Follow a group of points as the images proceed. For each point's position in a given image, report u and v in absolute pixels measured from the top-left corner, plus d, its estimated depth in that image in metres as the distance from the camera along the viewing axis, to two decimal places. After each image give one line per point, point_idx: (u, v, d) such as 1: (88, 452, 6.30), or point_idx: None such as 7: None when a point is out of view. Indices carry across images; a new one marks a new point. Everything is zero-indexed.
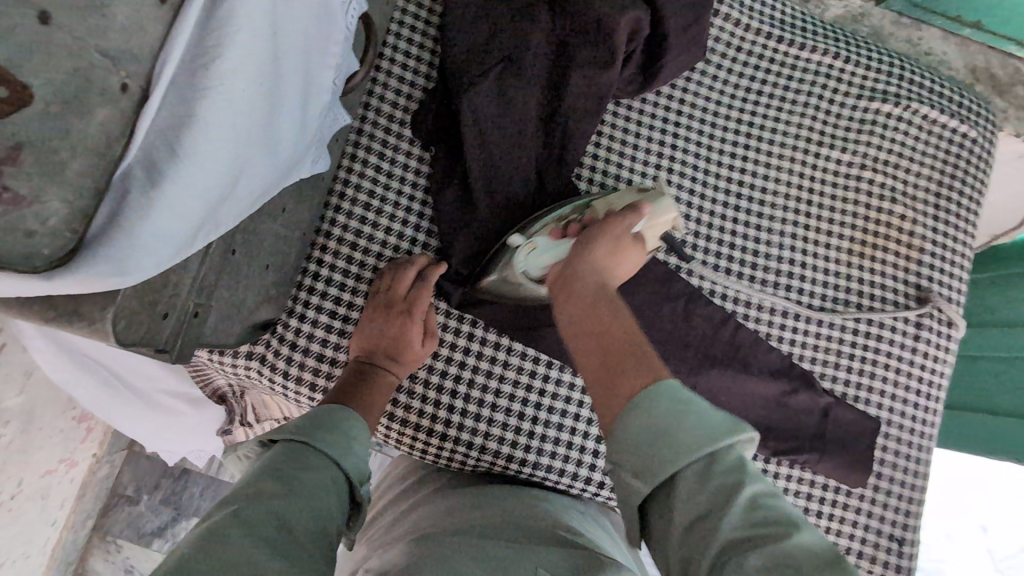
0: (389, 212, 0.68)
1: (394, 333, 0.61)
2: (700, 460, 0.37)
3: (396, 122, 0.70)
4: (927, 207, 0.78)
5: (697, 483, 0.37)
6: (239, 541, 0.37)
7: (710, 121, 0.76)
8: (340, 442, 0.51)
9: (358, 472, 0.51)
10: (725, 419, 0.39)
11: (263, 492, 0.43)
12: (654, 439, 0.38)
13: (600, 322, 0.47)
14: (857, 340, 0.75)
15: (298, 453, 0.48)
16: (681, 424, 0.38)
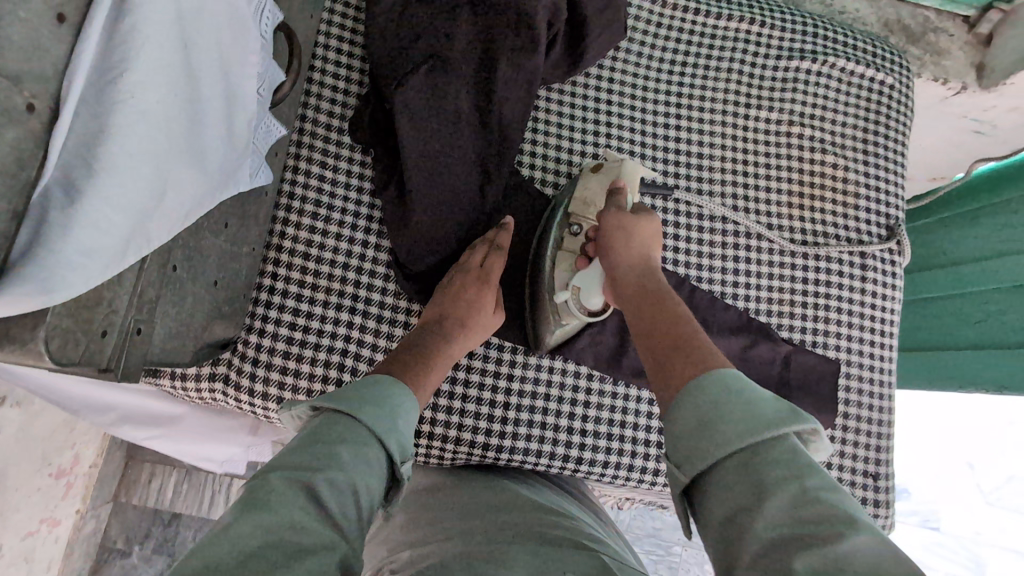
0: (338, 218, 0.69)
1: (478, 304, 0.66)
2: (739, 454, 0.41)
3: (335, 131, 0.71)
4: (856, 154, 0.82)
5: (739, 471, 0.41)
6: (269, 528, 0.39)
7: (640, 97, 0.78)
8: (386, 418, 0.51)
9: (399, 451, 0.51)
10: (777, 410, 0.43)
11: (303, 475, 0.44)
12: (703, 430, 0.43)
13: (658, 318, 0.54)
14: (808, 288, 0.77)
15: (342, 427, 0.49)
16: (730, 414, 0.43)
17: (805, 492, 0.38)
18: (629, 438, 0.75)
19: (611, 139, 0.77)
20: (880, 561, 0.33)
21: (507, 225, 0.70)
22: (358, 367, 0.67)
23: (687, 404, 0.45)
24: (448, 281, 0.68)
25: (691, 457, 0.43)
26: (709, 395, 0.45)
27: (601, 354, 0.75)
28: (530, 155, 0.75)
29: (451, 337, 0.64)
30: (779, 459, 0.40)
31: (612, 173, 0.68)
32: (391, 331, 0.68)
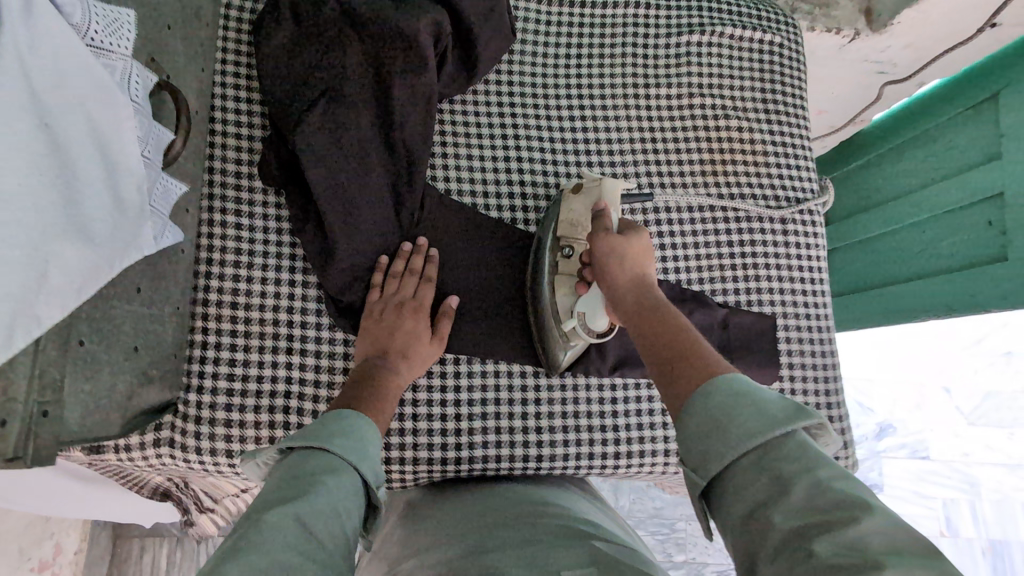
0: (261, 262, 0.69)
1: (411, 327, 0.67)
2: (750, 452, 0.44)
3: (246, 177, 0.71)
4: (757, 114, 0.85)
5: (752, 468, 0.43)
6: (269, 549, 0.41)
7: (543, 94, 0.81)
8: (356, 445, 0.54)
9: (375, 475, 0.54)
10: (785, 407, 0.45)
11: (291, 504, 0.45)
12: (716, 429, 0.46)
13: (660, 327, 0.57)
14: (734, 250, 0.80)
15: (315, 460, 0.51)
16: (741, 412, 0.45)
17: (820, 481, 0.40)
18: (586, 426, 0.75)
19: (520, 140, 0.79)
20: (898, 540, 0.35)
21: (422, 245, 0.71)
22: (304, 407, 0.67)
23: (697, 404, 0.48)
24: (381, 307, 0.68)
25: (703, 462, 0.45)
26: (721, 393, 0.47)
27: (588, 354, 0.76)
28: (444, 169, 0.76)
29: (397, 367, 0.65)
30: (793, 453, 0.42)
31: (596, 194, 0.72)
32: (332, 365, 0.68)
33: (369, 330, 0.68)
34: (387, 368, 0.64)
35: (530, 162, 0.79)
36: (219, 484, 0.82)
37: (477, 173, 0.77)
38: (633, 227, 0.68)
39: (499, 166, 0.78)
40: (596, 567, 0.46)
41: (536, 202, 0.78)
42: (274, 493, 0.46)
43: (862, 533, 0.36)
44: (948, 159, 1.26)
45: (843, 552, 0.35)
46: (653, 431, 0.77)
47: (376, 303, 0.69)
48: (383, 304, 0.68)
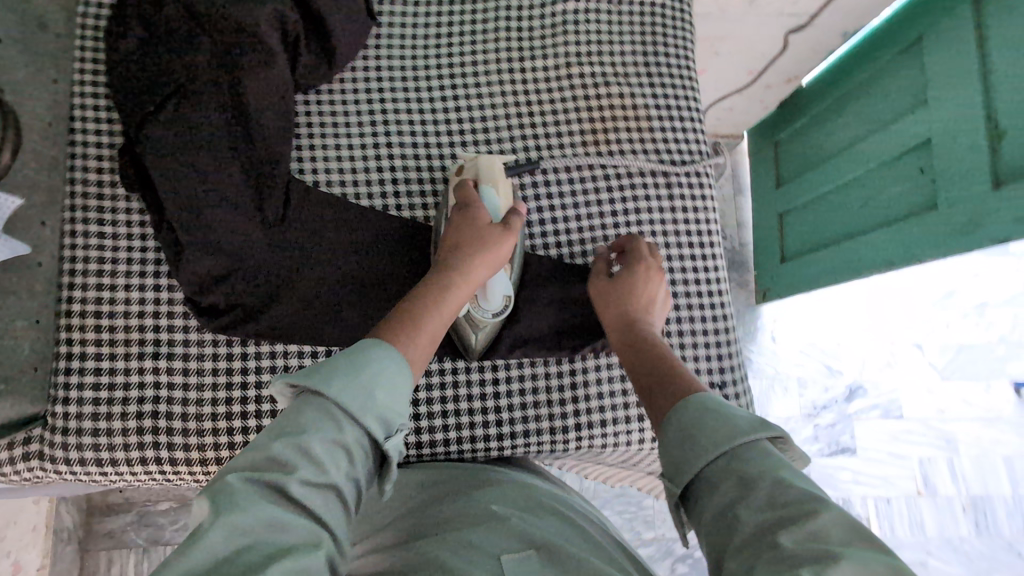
0: (125, 269, 0.69)
1: (465, 238, 0.67)
2: (722, 457, 0.50)
3: (107, 185, 0.70)
4: (639, 78, 0.83)
5: (723, 472, 0.49)
6: (236, 531, 0.42)
7: (413, 76, 0.79)
8: (358, 390, 0.52)
9: (381, 425, 0.52)
10: (752, 419, 0.52)
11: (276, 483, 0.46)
12: (688, 437, 0.52)
13: (648, 357, 0.64)
14: (618, 223, 0.79)
15: (314, 407, 0.50)
16: (708, 418, 0.53)
17: (779, 481, 0.46)
18: (469, 409, 0.73)
19: (389, 124, 0.77)
20: (849, 531, 0.42)
21: (468, 184, 0.72)
22: (173, 410, 0.67)
23: (675, 415, 0.55)
24: (473, 212, 0.69)
25: (679, 466, 0.51)
26: (690, 411, 0.54)
27: (499, 340, 0.75)
28: (311, 160, 0.75)
29: (447, 287, 0.64)
30: (756, 458, 0.49)
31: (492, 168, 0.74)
32: (200, 367, 0.68)
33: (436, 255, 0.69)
34: (443, 286, 0.64)
35: (400, 146, 0.77)
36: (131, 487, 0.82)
37: (345, 162, 0.75)
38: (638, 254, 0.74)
39: (368, 152, 0.76)
40: (535, 549, 0.53)
41: (409, 186, 0.76)
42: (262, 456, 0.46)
43: (818, 528, 0.42)
44: (876, 112, 1.25)
45: (800, 541, 0.42)
46: (537, 412, 0.74)
47: (478, 207, 0.70)
48: (455, 223, 0.69)
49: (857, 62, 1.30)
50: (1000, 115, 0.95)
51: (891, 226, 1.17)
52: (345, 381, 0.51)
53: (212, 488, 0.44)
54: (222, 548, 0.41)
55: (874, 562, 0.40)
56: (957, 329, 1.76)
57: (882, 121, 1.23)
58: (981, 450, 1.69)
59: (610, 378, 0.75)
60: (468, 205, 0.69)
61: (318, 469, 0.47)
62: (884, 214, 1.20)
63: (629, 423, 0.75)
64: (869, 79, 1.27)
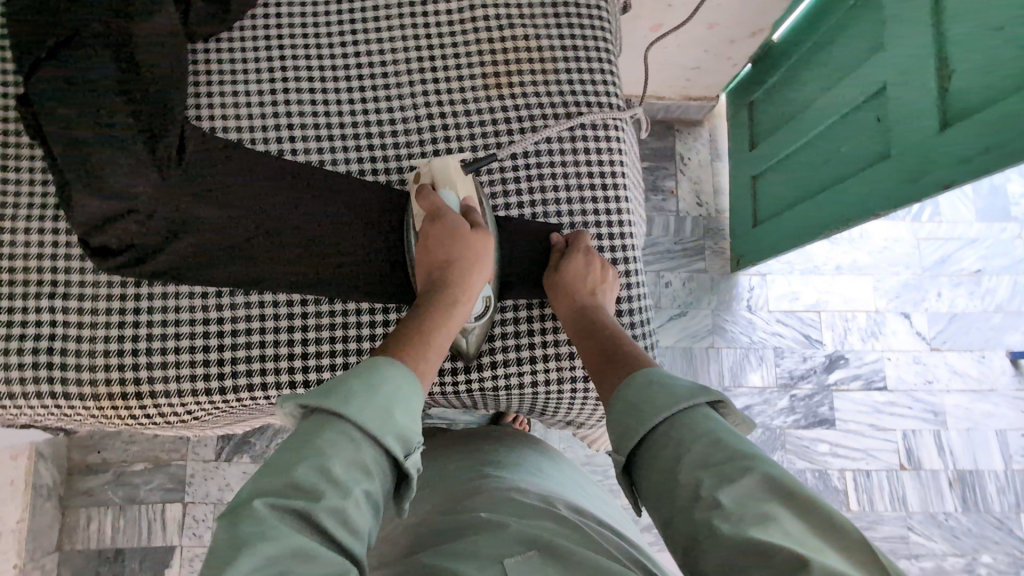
0: (25, 215, 0.70)
1: (456, 249, 0.68)
2: (666, 421, 0.54)
3: (10, 134, 0.72)
4: (547, 19, 0.81)
5: (665, 439, 0.53)
6: (247, 569, 0.41)
7: (313, 23, 0.79)
8: (375, 413, 0.52)
9: (400, 442, 0.53)
10: (693, 385, 0.57)
11: (292, 503, 0.46)
12: (633, 411, 0.56)
13: (608, 345, 0.67)
14: (517, 166, 0.78)
15: (333, 426, 0.51)
16: (656, 390, 0.57)
17: (713, 440, 0.51)
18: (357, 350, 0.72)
19: (287, 71, 0.77)
20: (773, 484, 0.47)
21: (429, 194, 0.71)
22: (67, 347, 0.68)
23: (629, 385, 0.59)
24: (449, 224, 0.69)
25: (623, 435, 0.56)
26: (637, 382, 0.59)
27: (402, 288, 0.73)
28: (208, 108, 0.76)
29: (444, 301, 0.66)
30: (696, 423, 0.53)
31: (448, 166, 0.73)
32: (93, 306, 0.69)
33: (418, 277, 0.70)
34: (443, 301, 0.66)
35: (297, 92, 0.77)
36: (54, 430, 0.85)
37: (241, 108, 0.76)
38: (581, 238, 0.75)
39: (264, 98, 0.76)
40: (537, 550, 0.55)
41: (304, 132, 0.76)
42: (285, 484, 0.47)
43: (748, 483, 0.48)
44: (840, 61, 1.19)
45: (739, 501, 0.47)
46: None
47: (452, 215, 0.70)
48: (432, 240, 0.69)
49: (823, 10, 1.24)
50: (950, 54, 0.90)
51: (851, 182, 1.11)
52: (367, 399, 0.52)
53: (241, 515, 0.45)
54: (248, 573, 0.41)
55: (798, 515, 0.46)
56: (949, 298, 1.67)
57: (845, 71, 1.17)
58: (971, 423, 1.61)
59: (503, 321, 0.74)
60: (439, 216, 0.70)
61: (344, 489, 0.48)
62: (847, 169, 1.14)
63: (521, 365, 0.73)
64: (835, 28, 1.21)
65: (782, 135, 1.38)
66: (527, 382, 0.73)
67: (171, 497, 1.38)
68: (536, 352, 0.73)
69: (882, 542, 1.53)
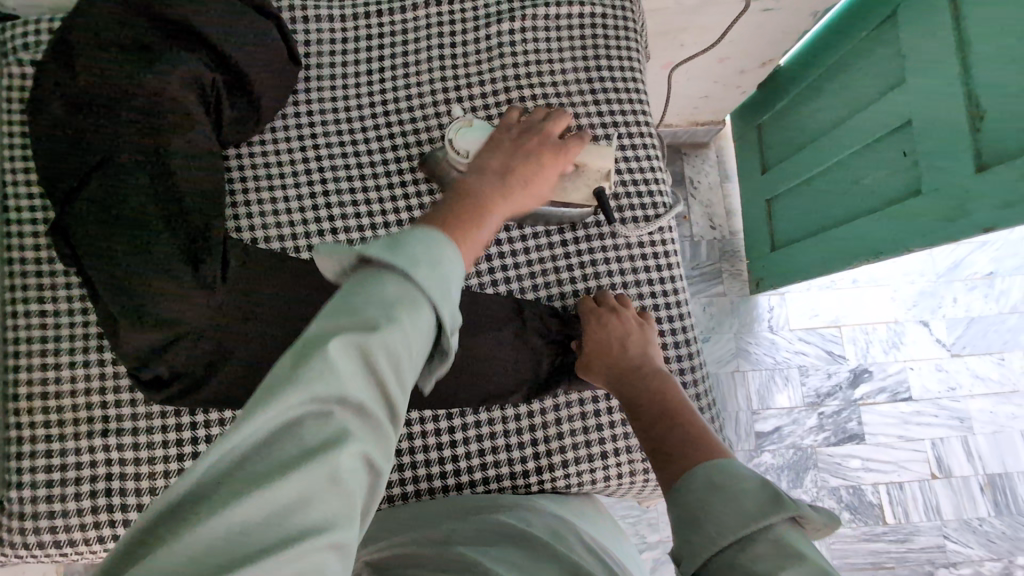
0: (67, 348, 0.67)
1: (529, 187, 0.61)
2: (728, 546, 0.45)
3: (43, 262, 0.69)
4: (584, 95, 0.79)
5: (730, 568, 0.44)
6: (276, 417, 0.37)
7: (346, 121, 0.78)
8: (438, 279, 0.43)
9: (454, 321, 0.44)
10: (762, 493, 0.46)
11: (349, 339, 0.39)
12: (691, 524, 0.48)
13: (663, 415, 0.63)
14: (569, 252, 0.75)
15: (391, 282, 0.42)
16: (720, 498, 0.48)
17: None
18: (425, 460, 0.71)
19: (325, 172, 0.76)
20: None
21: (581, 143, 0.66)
22: (126, 486, 0.66)
23: (689, 480, 0.52)
24: (540, 162, 0.63)
25: (683, 554, 0.47)
26: (699, 476, 0.51)
27: (460, 394, 0.70)
28: (247, 219, 0.74)
29: (499, 198, 0.57)
30: (765, 554, 0.43)
31: (602, 178, 0.71)
32: (149, 438, 0.67)
33: (489, 159, 0.62)
34: (495, 205, 0.56)
35: (337, 194, 0.76)
36: None
37: (283, 217, 0.75)
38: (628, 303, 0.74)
39: (305, 204, 0.75)
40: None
41: (349, 235, 0.74)
42: (344, 313, 0.40)
43: None
44: (858, 90, 1.18)
45: None
46: (496, 456, 0.71)
47: (552, 165, 0.64)
48: (525, 163, 0.62)
49: (834, 40, 1.24)
50: (982, 96, 0.90)
51: (879, 217, 1.11)
52: (429, 273, 0.43)
53: (300, 350, 0.39)
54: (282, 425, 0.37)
55: None
56: (966, 303, 1.69)
57: (863, 102, 1.17)
58: (997, 426, 1.63)
59: (569, 417, 0.72)
60: (550, 154, 0.64)
61: (400, 342, 0.40)
62: (875, 200, 1.14)
63: (592, 461, 0.71)
64: (849, 58, 1.20)
65: (798, 162, 1.38)
66: (600, 476, 0.72)
67: None
68: (606, 446, 0.72)
69: (920, 552, 1.54)
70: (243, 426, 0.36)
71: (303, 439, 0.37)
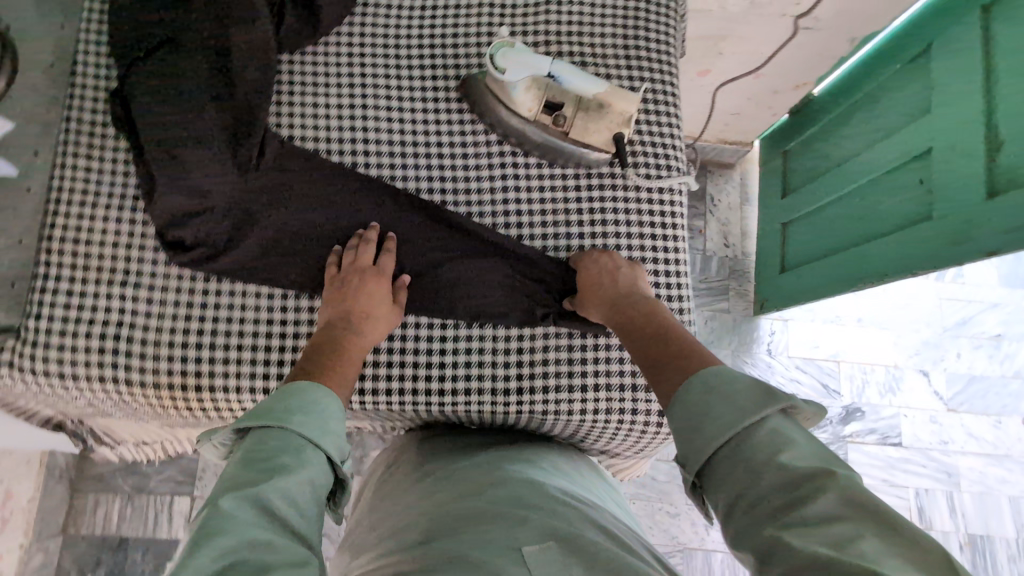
0: (105, 202, 0.73)
1: (373, 289, 0.71)
2: (732, 439, 0.52)
3: (98, 124, 0.75)
4: (618, 58, 0.83)
5: (732, 457, 0.51)
6: (217, 559, 0.45)
7: (394, 46, 0.83)
8: (306, 423, 0.57)
9: (336, 450, 0.58)
10: (759, 392, 0.53)
11: (251, 493, 0.50)
12: (694, 428, 0.54)
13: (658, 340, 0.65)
14: (580, 196, 0.79)
15: (275, 437, 0.55)
16: (716, 399, 0.55)
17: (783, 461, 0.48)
18: (412, 364, 0.74)
19: (366, 87, 0.81)
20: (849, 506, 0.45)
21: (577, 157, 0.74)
22: (134, 335, 0.70)
23: (681, 403, 0.57)
24: (380, 278, 0.72)
25: (690, 455, 0.54)
26: (694, 393, 0.56)
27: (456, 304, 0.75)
28: (288, 117, 0.79)
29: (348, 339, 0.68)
30: (764, 441, 0.51)
31: (623, 123, 0.77)
32: (163, 296, 0.72)
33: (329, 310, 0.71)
34: (363, 329, 0.69)
35: (374, 109, 0.80)
36: (114, 424, 0.85)
37: (321, 121, 0.79)
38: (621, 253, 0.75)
39: (342, 112, 0.80)
40: (557, 541, 0.55)
41: (378, 148, 0.79)
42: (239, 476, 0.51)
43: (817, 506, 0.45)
44: (885, 119, 1.22)
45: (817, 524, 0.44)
46: (481, 371, 0.75)
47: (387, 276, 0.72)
48: (371, 279, 0.71)
49: (865, 72, 1.28)
50: (1001, 126, 0.93)
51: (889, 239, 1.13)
52: (304, 415, 0.58)
53: (207, 516, 0.48)
54: (212, 564, 0.44)
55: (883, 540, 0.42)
56: (969, 361, 1.68)
57: (888, 130, 1.20)
58: (985, 487, 1.61)
59: (555, 347, 0.75)
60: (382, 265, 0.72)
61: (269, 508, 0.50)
62: (888, 225, 1.17)
63: (572, 393, 0.74)
64: (880, 88, 1.24)
65: (818, 186, 1.41)
66: (576, 409, 0.74)
67: (181, 490, 1.36)
68: (586, 379, 0.74)
69: None
70: (185, 570, 0.43)
71: (240, 570, 0.44)
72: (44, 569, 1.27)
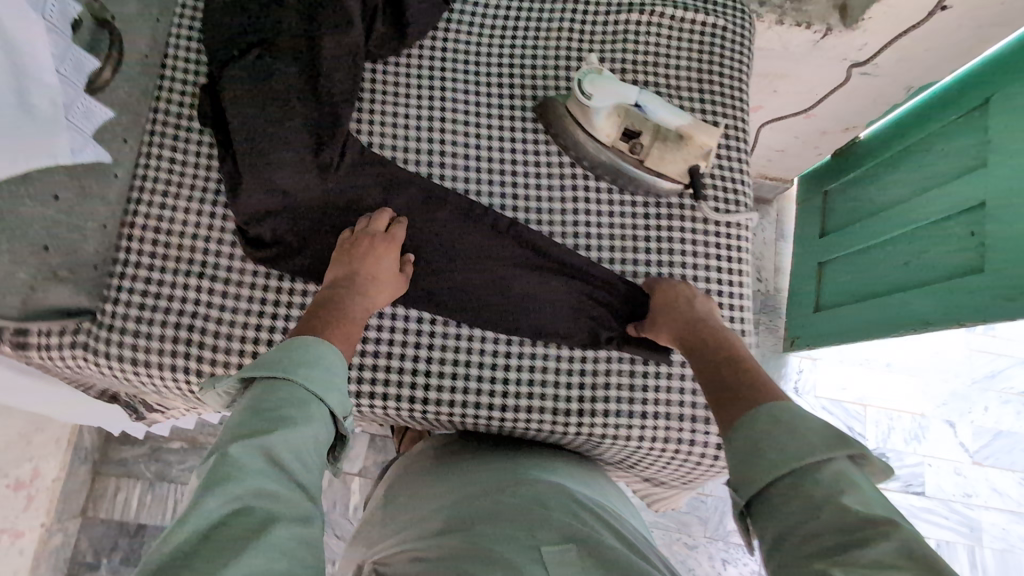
0: (189, 195, 0.75)
1: (386, 262, 0.72)
2: (789, 475, 0.52)
3: (187, 119, 0.77)
4: (691, 92, 0.85)
5: (789, 490, 0.51)
6: (217, 512, 0.47)
7: (474, 63, 0.84)
8: (315, 381, 0.58)
9: (340, 406, 0.60)
10: (831, 434, 0.53)
11: (257, 445, 0.52)
12: (752, 455, 0.55)
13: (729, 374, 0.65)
14: (649, 224, 0.80)
15: (282, 390, 0.57)
16: (782, 432, 0.54)
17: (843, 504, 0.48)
18: (473, 377, 0.74)
19: (444, 102, 0.82)
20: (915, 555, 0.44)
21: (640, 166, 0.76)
22: (207, 327, 0.71)
23: (741, 430, 0.57)
24: (389, 248, 0.73)
25: (744, 480, 0.54)
26: (756, 422, 0.57)
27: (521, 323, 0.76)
28: (368, 124, 0.80)
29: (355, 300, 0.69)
30: (827, 480, 0.50)
31: (700, 156, 0.78)
32: (238, 290, 0.73)
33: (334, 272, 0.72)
34: (370, 296, 0.70)
35: (451, 123, 0.82)
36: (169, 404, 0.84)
37: (400, 131, 0.80)
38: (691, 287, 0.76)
39: (421, 124, 0.81)
40: (577, 545, 0.55)
41: (453, 162, 0.80)
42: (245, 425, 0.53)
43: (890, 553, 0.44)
44: (935, 167, 1.23)
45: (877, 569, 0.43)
46: (542, 390, 0.75)
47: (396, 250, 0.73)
48: (380, 249, 0.72)
49: (918, 120, 1.29)
50: None
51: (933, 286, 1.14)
52: (314, 372, 0.59)
53: (217, 467, 0.50)
54: (214, 517, 0.46)
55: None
56: (996, 415, 1.67)
57: (938, 178, 1.21)
58: (1006, 544, 1.58)
59: (617, 371, 0.76)
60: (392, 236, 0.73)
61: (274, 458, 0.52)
62: (932, 272, 1.17)
63: (631, 418, 0.74)
64: (931, 137, 1.25)
65: (860, 228, 1.41)
66: (635, 435, 0.74)
67: None
68: (645, 406, 0.75)
69: None
70: (188, 524, 0.45)
71: (239, 521, 0.47)
72: (63, 551, 1.26)
